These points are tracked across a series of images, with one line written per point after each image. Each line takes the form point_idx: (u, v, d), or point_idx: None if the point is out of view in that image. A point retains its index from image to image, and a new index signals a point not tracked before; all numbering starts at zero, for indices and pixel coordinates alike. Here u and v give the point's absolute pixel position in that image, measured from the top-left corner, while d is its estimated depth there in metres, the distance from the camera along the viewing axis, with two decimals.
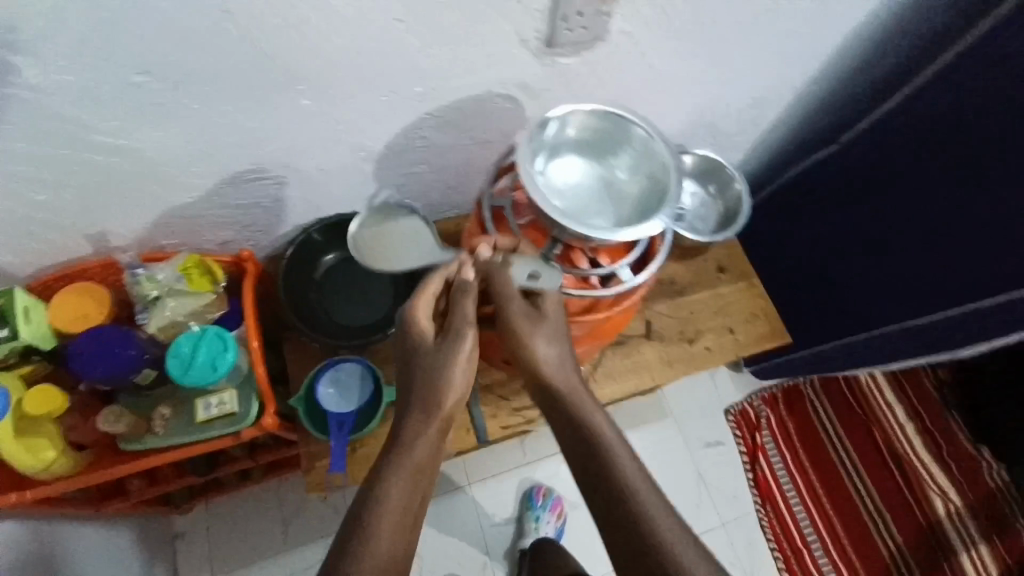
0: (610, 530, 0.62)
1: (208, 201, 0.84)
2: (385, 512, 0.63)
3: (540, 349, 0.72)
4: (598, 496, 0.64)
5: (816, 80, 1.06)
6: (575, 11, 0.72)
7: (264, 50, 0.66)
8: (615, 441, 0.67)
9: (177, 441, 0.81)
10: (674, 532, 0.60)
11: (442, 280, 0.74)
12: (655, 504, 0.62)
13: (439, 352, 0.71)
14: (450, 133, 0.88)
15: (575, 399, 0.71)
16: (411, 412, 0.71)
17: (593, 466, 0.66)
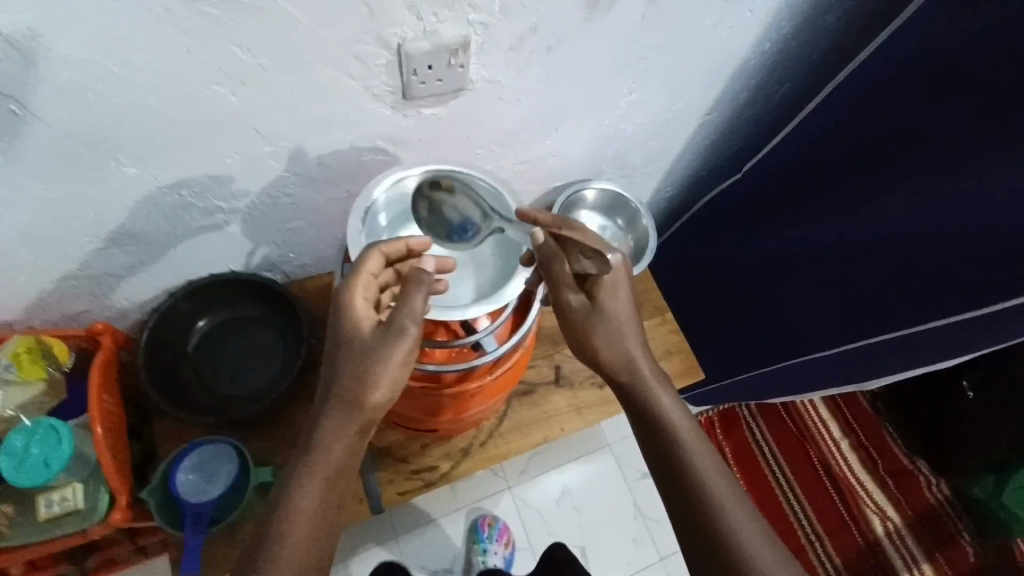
0: (686, 519, 0.62)
1: (49, 275, 0.78)
2: (300, 515, 0.58)
3: (604, 330, 0.67)
4: (675, 487, 0.64)
5: (722, 112, 1.02)
6: (424, 65, 0.67)
7: (66, 123, 0.60)
8: (692, 431, 0.65)
9: (18, 542, 0.75)
10: (750, 525, 0.61)
11: (380, 257, 0.64)
12: (729, 496, 0.62)
13: (378, 342, 0.61)
14: (320, 189, 0.82)
15: (649, 386, 0.67)
16: (331, 406, 0.61)
17: (670, 457, 0.64)
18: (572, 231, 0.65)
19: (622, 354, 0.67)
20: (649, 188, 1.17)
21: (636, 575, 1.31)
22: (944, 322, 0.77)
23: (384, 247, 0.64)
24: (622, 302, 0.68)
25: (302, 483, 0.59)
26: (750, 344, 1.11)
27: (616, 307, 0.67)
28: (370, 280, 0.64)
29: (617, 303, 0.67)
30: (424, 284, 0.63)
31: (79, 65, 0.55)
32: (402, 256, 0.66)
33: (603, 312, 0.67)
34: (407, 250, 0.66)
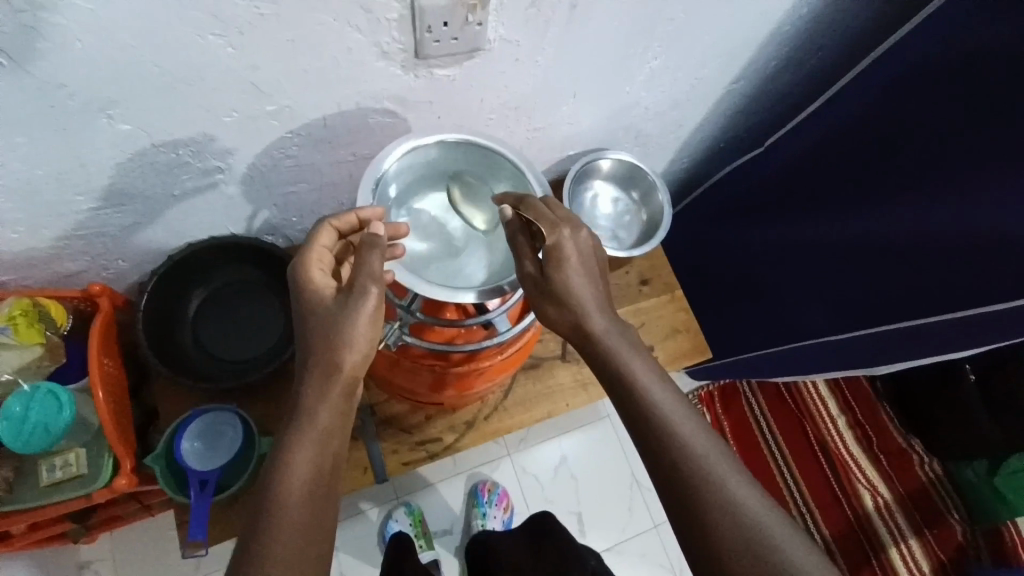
0: (672, 501, 0.52)
1: (39, 234, 0.74)
2: (293, 487, 0.52)
3: (563, 292, 0.58)
4: (657, 465, 0.53)
5: (748, 82, 0.97)
6: (438, 21, 0.62)
7: (48, 76, 0.55)
8: (670, 398, 0.55)
9: (18, 506, 0.78)
10: (750, 495, 0.51)
11: (332, 231, 0.62)
12: (727, 467, 0.52)
13: (341, 306, 0.57)
14: (324, 152, 0.78)
15: (618, 351, 0.57)
16: (307, 377, 0.56)
17: (647, 431, 0.54)
18: (531, 210, 0.61)
19: (579, 321, 0.58)
20: (665, 158, 1.13)
21: (629, 541, 1.31)
22: (946, 318, 0.75)
23: (334, 219, 0.62)
24: (579, 263, 0.59)
25: (292, 453, 0.53)
26: (758, 324, 1.09)
27: (572, 267, 0.58)
28: (324, 253, 0.61)
29: (574, 263, 0.59)
30: (379, 243, 0.59)
31: (61, 12, 0.50)
32: (357, 228, 0.63)
33: (561, 271, 0.58)
34: (361, 223, 0.63)
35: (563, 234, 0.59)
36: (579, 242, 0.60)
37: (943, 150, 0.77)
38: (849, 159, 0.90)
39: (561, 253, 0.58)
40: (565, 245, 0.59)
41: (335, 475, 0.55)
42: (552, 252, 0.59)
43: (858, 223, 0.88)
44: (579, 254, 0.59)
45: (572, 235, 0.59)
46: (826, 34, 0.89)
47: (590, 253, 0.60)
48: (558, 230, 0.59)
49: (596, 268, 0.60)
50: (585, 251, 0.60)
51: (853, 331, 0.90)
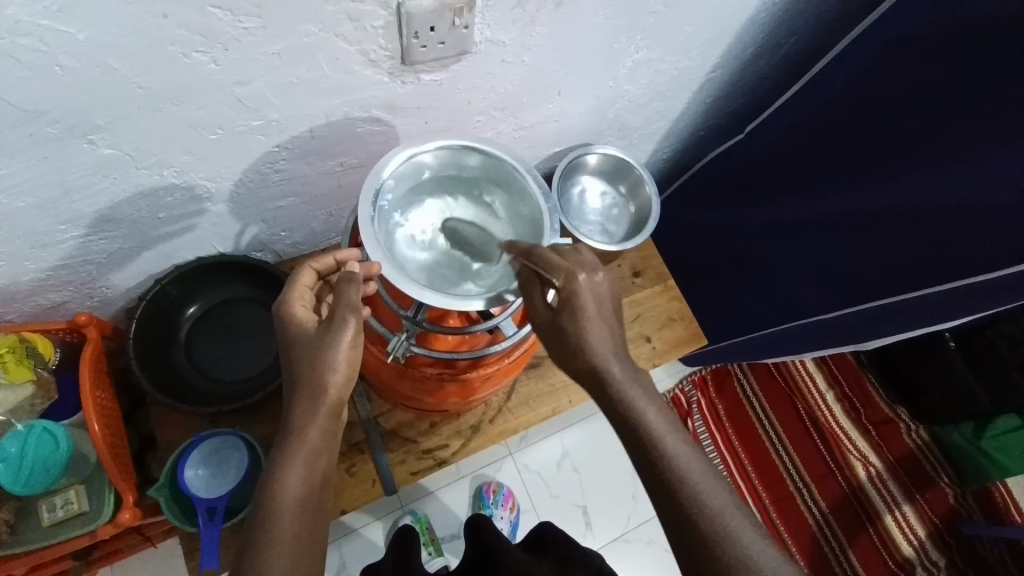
0: (682, 546, 0.52)
1: (20, 266, 0.73)
2: (284, 508, 0.51)
3: (578, 336, 0.57)
4: (667, 512, 0.53)
5: (727, 70, 0.98)
6: (425, 26, 0.61)
7: (26, 103, 0.53)
8: (680, 442, 0.55)
9: (22, 547, 0.78)
10: (756, 540, 0.51)
11: (312, 273, 0.62)
12: (738, 517, 0.52)
13: (322, 335, 0.56)
14: (312, 163, 0.77)
15: (630, 394, 0.56)
16: (295, 400, 0.55)
17: (659, 475, 0.53)
18: (542, 260, 0.59)
19: (592, 361, 0.57)
20: (648, 149, 1.14)
21: (635, 529, 1.32)
22: (937, 289, 0.77)
23: (313, 262, 0.62)
24: (594, 308, 0.58)
25: (283, 473, 0.52)
26: (752, 308, 1.11)
27: (587, 312, 0.58)
28: (305, 292, 0.61)
29: (589, 310, 0.58)
30: (355, 277, 0.58)
31: (43, 37, 0.48)
32: (336, 269, 0.64)
33: (576, 319, 0.57)
34: (339, 264, 0.64)
35: (580, 281, 0.58)
36: (594, 285, 0.59)
37: (920, 128, 0.79)
38: (828, 141, 0.92)
39: (575, 298, 0.58)
40: (582, 293, 0.58)
41: (323, 493, 0.55)
42: (568, 301, 0.57)
43: (842, 205, 0.90)
44: (595, 302, 0.58)
45: (588, 281, 0.58)
46: (800, 19, 0.91)
47: (605, 297, 0.59)
48: (573, 278, 0.58)
49: (608, 312, 0.59)
50: (601, 298, 0.59)
51: (845, 308, 0.92)
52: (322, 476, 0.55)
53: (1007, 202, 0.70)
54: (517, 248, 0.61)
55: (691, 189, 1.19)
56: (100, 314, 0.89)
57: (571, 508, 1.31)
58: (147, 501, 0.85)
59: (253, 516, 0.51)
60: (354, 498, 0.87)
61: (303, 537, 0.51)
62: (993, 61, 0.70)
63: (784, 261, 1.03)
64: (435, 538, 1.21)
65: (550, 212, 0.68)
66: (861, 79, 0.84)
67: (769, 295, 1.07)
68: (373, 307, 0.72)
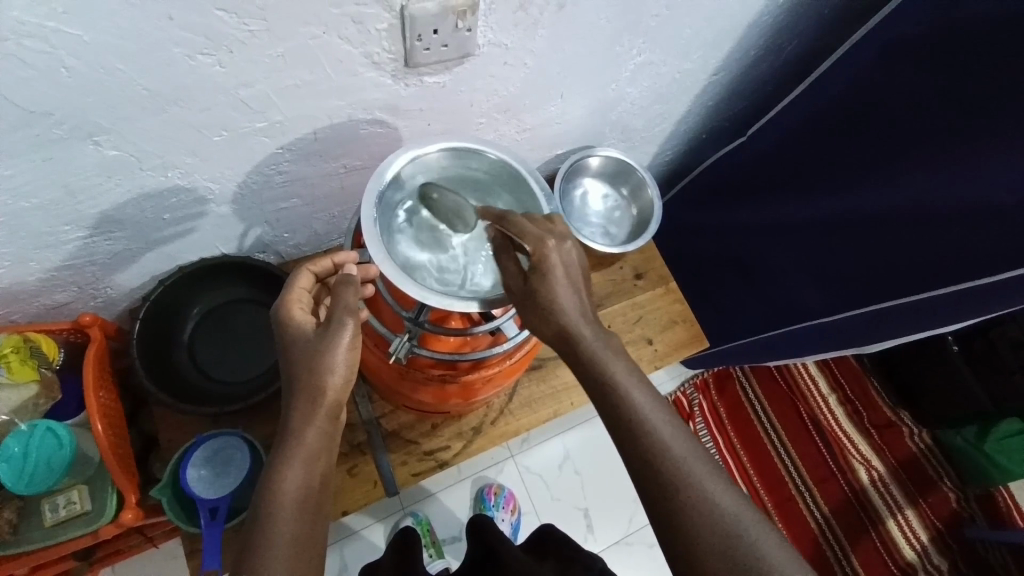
0: (655, 508, 0.52)
1: (25, 266, 0.73)
2: (284, 508, 0.51)
3: (550, 299, 0.57)
4: (640, 474, 0.53)
5: (730, 73, 0.98)
6: (428, 29, 0.61)
7: (31, 104, 0.53)
8: (653, 406, 0.55)
9: (24, 547, 0.78)
10: (729, 502, 0.51)
11: (310, 276, 0.62)
12: (710, 477, 0.52)
13: (320, 337, 0.56)
14: (315, 165, 0.77)
15: (602, 359, 0.56)
16: (294, 402, 0.55)
17: (631, 438, 0.53)
18: (513, 226, 0.59)
19: (563, 326, 0.57)
20: (650, 151, 1.14)
21: (636, 532, 1.32)
22: (939, 292, 0.77)
23: (311, 264, 0.62)
24: (564, 274, 0.58)
25: (283, 474, 0.53)
26: (754, 310, 1.11)
27: (558, 277, 0.57)
28: (303, 295, 0.61)
29: (558, 275, 0.57)
30: (353, 279, 0.59)
31: (48, 38, 0.48)
32: (334, 272, 0.64)
33: (546, 282, 0.57)
34: (336, 267, 0.64)
35: (549, 247, 0.58)
36: (564, 252, 0.59)
37: (922, 132, 0.79)
38: (830, 145, 0.92)
39: (545, 264, 0.57)
40: (550, 257, 0.57)
41: (323, 494, 0.55)
42: (537, 264, 0.57)
43: (844, 208, 0.90)
44: (565, 268, 0.58)
45: (557, 247, 0.58)
46: (801, 22, 0.91)
47: (576, 264, 0.59)
48: (542, 244, 0.58)
49: (579, 278, 0.59)
50: (570, 264, 0.59)
51: (847, 311, 0.92)
52: (322, 478, 0.55)
53: (1008, 204, 0.70)
54: (491, 215, 0.61)
55: (693, 191, 1.19)
56: (103, 315, 0.90)
57: (572, 510, 1.31)
58: (149, 501, 0.85)
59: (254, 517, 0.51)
60: (356, 500, 0.87)
61: (303, 538, 0.51)
62: (995, 65, 0.70)
63: (786, 264, 1.03)
64: (436, 540, 1.21)
65: (554, 213, 0.68)
66: (863, 81, 0.84)
67: (771, 298, 1.07)
68: (375, 309, 0.72)
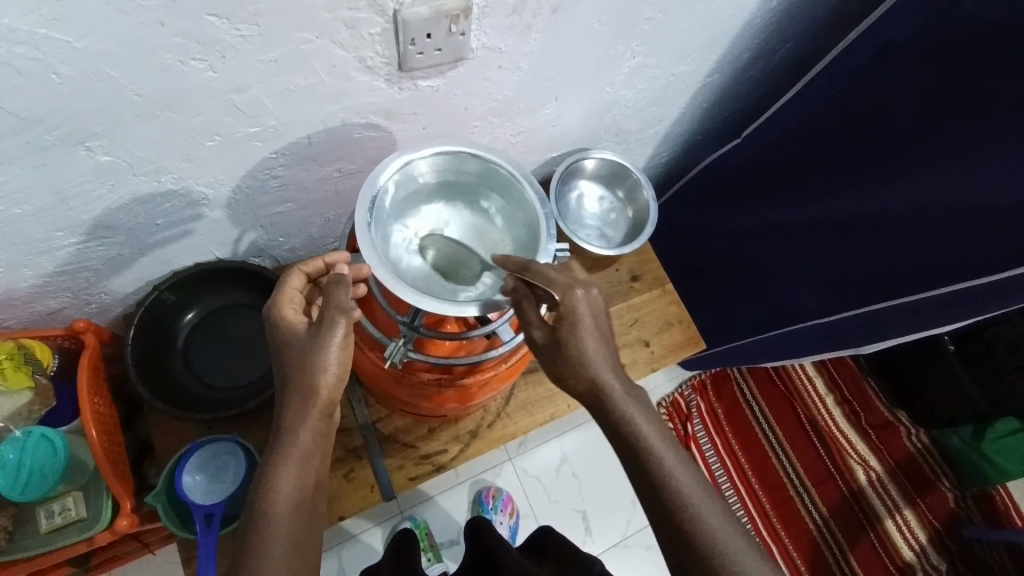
0: (683, 568, 0.53)
1: (18, 272, 0.73)
2: (277, 507, 0.51)
3: (581, 355, 0.57)
4: (670, 535, 0.54)
5: (724, 75, 0.98)
6: (422, 34, 0.61)
7: (23, 111, 0.53)
8: (681, 465, 0.56)
9: (19, 553, 0.78)
10: (754, 563, 0.53)
11: (302, 277, 0.62)
12: (731, 532, 0.54)
13: (312, 337, 0.56)
14: (309, 169, 0.77)
15: (631, 415, 0.57)
16: (286, 402, 0.55)
17: (661, 500, 0.54)
18: (537, 276, 0.59)
19: (595, 382, 0.57)
20: (645, 154, 1.14)
21: (635, 535, 1.32)
22: (933, 293, 0.77)
23: (302, 265, 0.62)
24: (593, 326, 0.58)
25: (275, 474, 0.53)
26: (751, 312, 1.11)
27: (587, 329, 0.58)
28: (295, 295, 0.61)
29: (587, 326, 0.58)
30: (345, 279, 0.58)
31: (39, 45, 0.48)
32: (325, 273, 0.63)
33: (574, 334, 0.57)
34: (328, 267, 0.63)
35: (577, 295, 0.58)
36: (592, 302, 0.59)
37: (915, 133, 0.79)
38: (824, 146, 0.92)
39: (573, 315, 0.57)
40: (578, 307, 0.57)
41: (316, 494, 0.55)
42: (565, 316, 0.57)
43: (839, 209, 0.91)
44: (593, 318, 0.58)
45: (585, 296, 0.58)
46: (795, 24, 0.91)
47: (601, 313, 0.60)
48: (570, 293, 0.58)
49: (606, 330, 0.59)
50: (597, 314, 0.59)
51: (843, 312, 0.92)
52: (315, 477, 0.55)
53: (1002, 205, 0.70)
54: (512, 264, 0.61)
55: (689, 193, 1.19)
56: (97, 321, 0.89)
57: (570, 513, 1.30)
58: (145, 507, 0.85)
59: (248, 517, 0.52)
60: (353, 504, 0.87)
61: (298, 539, 0.51)
62: (987, 66, 0.71)
63: (782, 265, 1.03)
64: (434, 544, 1.21)
65: (547, 216, 0.66)
66: (856, 83, 0.85)
67: (767, 299, 1.07)
68: (370, 313, 0.72)
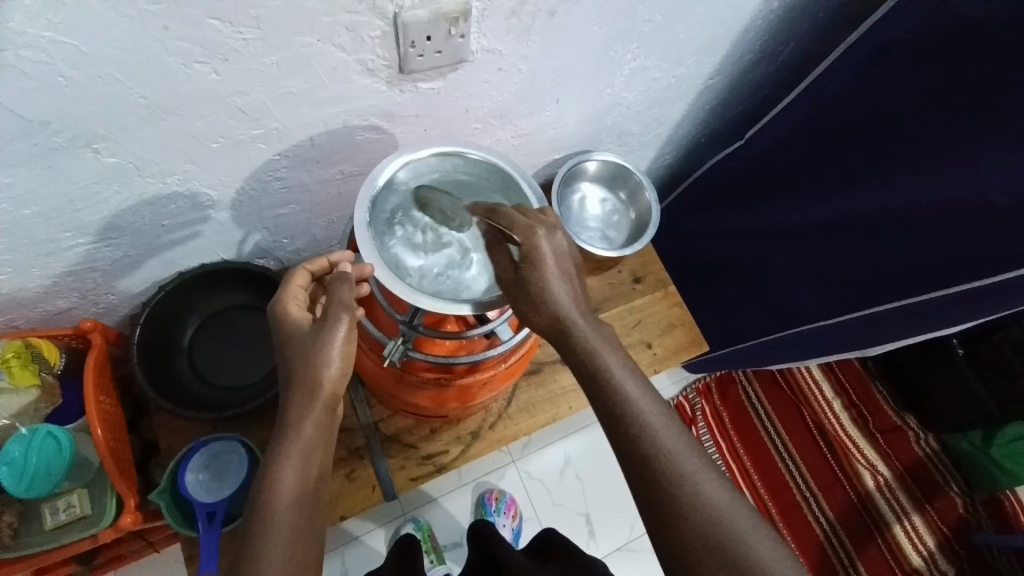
0: (643, 498, 0.52)
1: (26, 272, 0.74)
2: (280, 499, 0.52)
3: (548, 288, 0.57)
4: (630, 462, 0.53)
5: (725, 76, 0.98)
6: (421, 36, 0.62)
7: (32, 114, 0.55)
8: (644, 396, 0.55)
9: (25, 550, 0.79)
10: (715, 491, 0.52)
11: (307, 275, 0.63)
12: (699, 469, 0.52)
13: (316, 333, 0.57)
14: (312, 171, 0.78)
15: (596, 348, 0.56)
16: (291, 395, 0.56)
17: (628, 439, 0.53)
18: (503, 218, 0.59)
19: (556, 313, 0.57)
20: (648, 156, 1.15)
21: (639, 538, 1.31)
22: (937, 294, 0.77)
23: (308, 263, 0.63)
24: (555, 263, 0.58)
25: (280, 466, 0.53)
26: (753, 314, 1.11)
27: (549, 266, 0.57)
28: (300, 292, 0.62)
29: (549, 263, 0.57)
30: (348, 277, 0.59)
31: (47, 49, 0.49)
32: (329, 272, 0.64)
33: (537, 271, 0.57)
34: (332, 266, 0.64)
35: (538, 235, 0.58)
36: (555, 242, 0.59)
37: (918, 134, 0.79)
38: (825, 148, 0.92)
39: (534, 253, 0.57)
40: (541, 246, 0.57)
41: (321, 487, 0.55)
42: (528, 254, 0.57)
43: (842, 210, 0.90)
44: (555, 256, 0.58)
45: (548, 237, 0.58)
46: (795, 25, 0.91)
47: (565, 253, 0.59)
48: (532, 233, 0.58)
49: (569, 267, 0.59)
50: (561, 253, 0.59)
51: (847, 313, 0.91)
52: (319, 470, 0.55)
53: (1002, 205, 0.70)
54: (480, 210, 0.62)
55: (691, 195, 1.18)
56: (105, 321, 0.91)
57: (573, 516, 1.30)
58: (149, 506, 0.86)
59: (252, 509, 0.52)
60: (354, 504, 0.87)
61: (300, 529, 0.52)
62: (990, 65, 0.70)
63: (785, 267, 1.02)
64: (436, 546, 1.20)
65: None
66: (857, 84, 0.85)
67: (770, 300, 1.07)
68: (371, 313, 0.73)
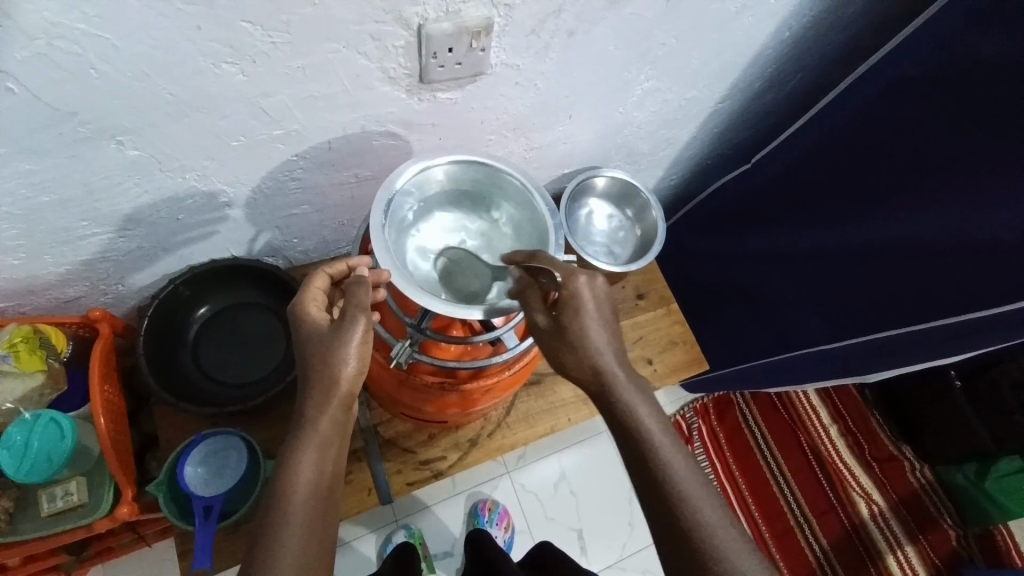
0: (666, 546, 0.53)
1: (40, 260, 0.75)
2: (296, 494, 0.52)
3: (588, 334, 0.58)
4: (660, 522, 0.54)
5: (734, 102, 1.00)
6: (443, 48, 0.64)
7: (60, 103, 0.56)
8: (674, 449, 0.55)
9: (19, 536, 0.79)
10: (750, 562, 0.51)
11: (325, 278, 0.64)
12: (717, 517, 0.53)
13: (334, 332, 0.57)
14: (326, 173, 0.79)
15: (632, 404, 0.57)
16: (308, 394, 0.56)
17: (652, 482, 0.54)
18: (541, 261, 0.61)
19: (594, 364, 0.58)
20: (655, 175, 1.16)
21: (631, 557, 1.31)
22: (941, 324, 0.77)
23: (326, 267, 0.64)
24: (595, 310, 0.59)
25: (296, 464, 0.53)
26: (753, 336, 1.12)
27: (588, 312, 0.58)
28: (318, 294, 0.62)
29: (589, 310, 0.58)
30: (364, 279, 0.60)
31: (81, 41, 0.51)
32: (348, 276, 0.65)
33: (578, 318, 0.58)
34: (350, 271, 0.65)
35: (580, 281, 0.59)
36: (595, 289, 0.59)
37: (924, 168, 0.80)
38: (830, 176, 0.93)
39: (575, 299, 0.58)
40: (581, 292, 0.59)
41: (334, 482, 0.56)
42: (568, 298, 0.59)
43: (847, 238, 0.91)
44: (595, 302, 0.59)
45: (588, 283, 0.59)
46: (804, 54, 0.94)
47: (606, 301, 0.60)
48: (574, 278, 0.59)
49: (610, 316, 0.60)
50: (600, 299, 0.60)
51: (849, 340, 0.92)
52: (333, 467, 0.56)
53: (1006, 239, 0.71)
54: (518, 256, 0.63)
55: (697, 217, 1.20)
56: (113, 311, 0.92)
57: (566, 531, 1.29)
58: (145, 498, 0.87)
59: (268, 503, 0.53)
60: (350, 507, 0.87)
61: (315, 523, 0.52)
62: (996, 104, 0.72)
63: (787, 291, 1.03)
64: (427, 554, 1.21)
65: (558, 226, 0.68)
66: (862, 115, 0.87)
67: (772, 322, 1.07)
68: (381, 313, 0.74)
